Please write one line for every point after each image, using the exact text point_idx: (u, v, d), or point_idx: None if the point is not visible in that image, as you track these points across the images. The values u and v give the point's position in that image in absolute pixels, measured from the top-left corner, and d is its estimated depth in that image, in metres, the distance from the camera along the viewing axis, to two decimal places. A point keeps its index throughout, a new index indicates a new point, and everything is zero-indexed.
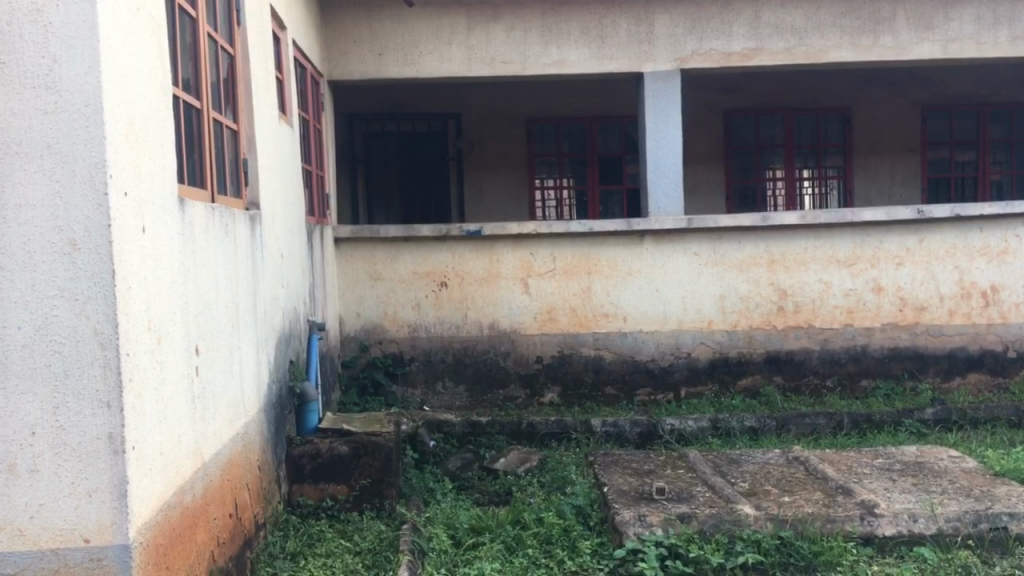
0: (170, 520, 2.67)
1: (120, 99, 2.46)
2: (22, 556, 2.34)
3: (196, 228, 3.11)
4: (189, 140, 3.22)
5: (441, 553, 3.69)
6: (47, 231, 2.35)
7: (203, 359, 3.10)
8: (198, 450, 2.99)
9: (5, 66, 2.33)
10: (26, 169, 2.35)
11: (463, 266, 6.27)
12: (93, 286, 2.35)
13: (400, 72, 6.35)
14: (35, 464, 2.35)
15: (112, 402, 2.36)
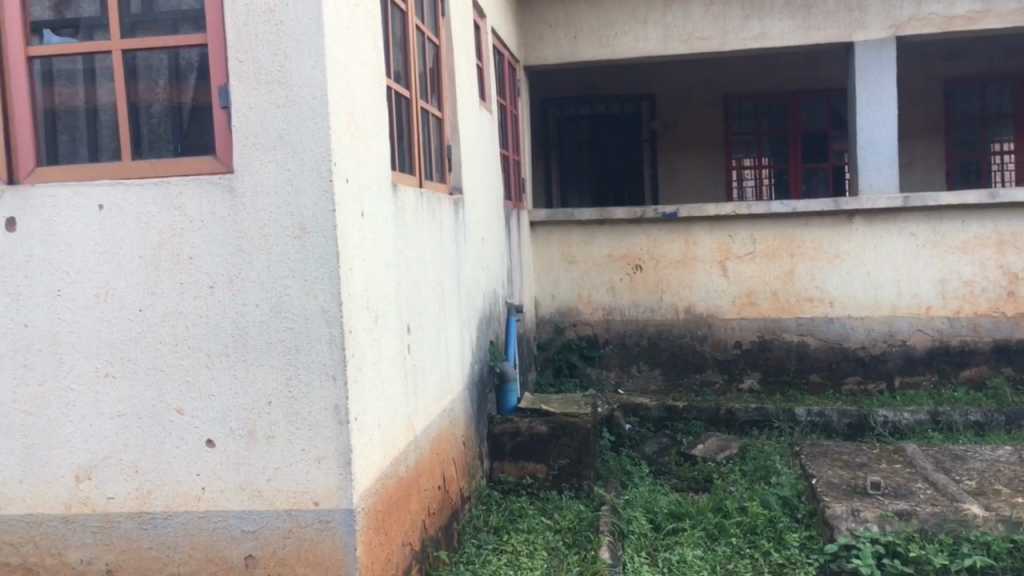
0: (387, 488, 2.82)
1: (342, 93, 2.61)
2: (261, 515, 2.55)
3: (407, 212, 3.25)
4: (400, 128, 3.36)
5: (642, 537, 3.68)
6: (279, 215, 2.53)
7: (414, 337, 3.24)
8: (411, 424, 3.14)
9: (244, 64, 2.51)
10: (262, 159, 2.52)
11: (659, 249, 6.19)
12: (321, 267, 2.52)
13: (595, 54, 6.34)
14: (271, 431, 2.55)
15: (337, 374, 2.52)
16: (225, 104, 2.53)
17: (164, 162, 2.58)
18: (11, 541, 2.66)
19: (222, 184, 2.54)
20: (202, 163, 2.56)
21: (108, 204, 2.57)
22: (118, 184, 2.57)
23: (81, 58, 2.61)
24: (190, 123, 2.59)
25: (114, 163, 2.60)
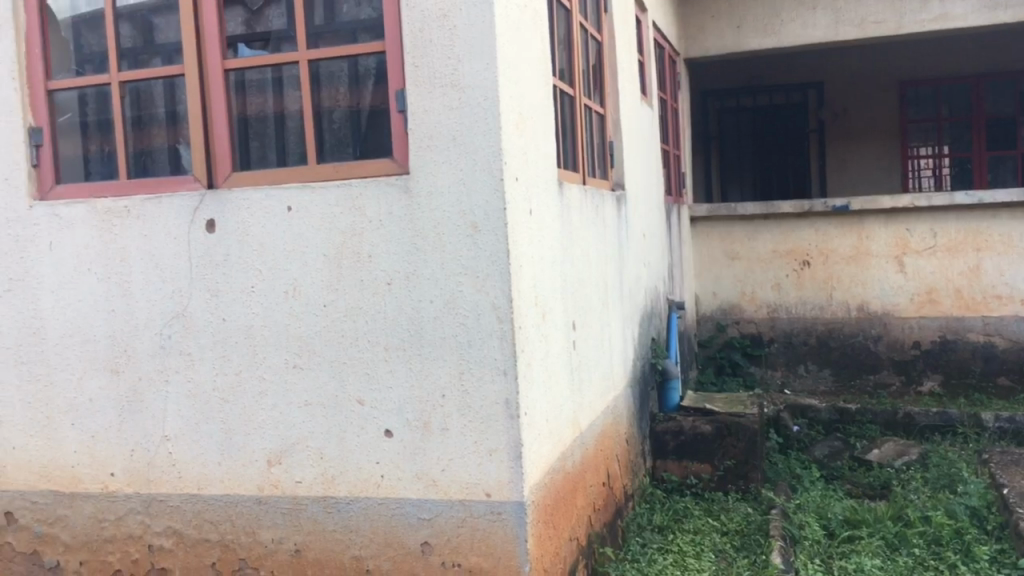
0: (555, 482, 2.85)
1: (512, 94, 2.66)
2: (435, 503, 2.64)
3: (573, 208, 3.27)
4: (565, 125, 3.37)
5: (815, 543, 3.55)
6: (452, 214, 2.60)
7: (579, 333, 3.26)
8: (577, 420, 3.16)
9: (419, 69, 2.60)
10: (436, 160, 2.61)
11: (829, 244, 5.93)
12: (492, 264, 2.58)
13: (760, 44, 6.15)
14: (445, 423, 2.63)
15: (508, 369, 2.58)
16: (402, 108, 2.64)
17: (345, 165, 2.71)
18: (210, 519, 2.84)
19: (399, 185, 2.64)
20: (380, 165, 2.68)
21: (296, 206, 2.73)
22: (305, 186, 2.73)
23: (270, 68, 2.78)
24: (369, 126, 2.71)
25: (301, 166, 2.76)
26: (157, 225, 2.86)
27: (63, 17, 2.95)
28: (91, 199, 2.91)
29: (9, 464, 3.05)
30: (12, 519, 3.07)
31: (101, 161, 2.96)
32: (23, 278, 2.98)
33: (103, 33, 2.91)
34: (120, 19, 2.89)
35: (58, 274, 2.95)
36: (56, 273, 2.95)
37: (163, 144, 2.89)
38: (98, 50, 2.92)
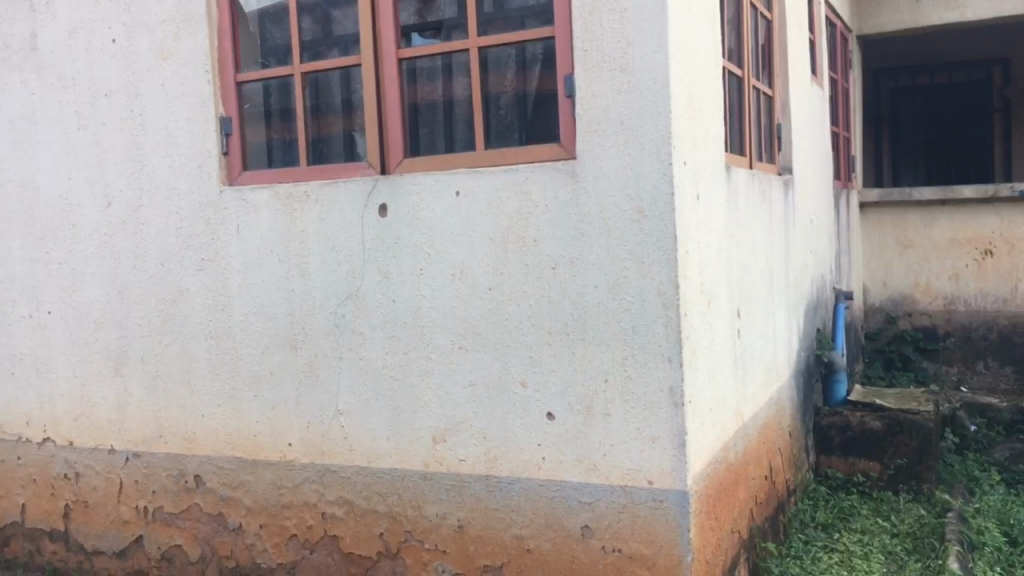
0: (718, 473, 2.79)
1: (682, 76, 2.61)
2: (597, 488, 2.65)
3: (740, 193, 3.18)
4: (733, 108, 3.27)
5: (995, 551, 3.33)
6: (619, 199, 2.59)
7: (744, 322, 3.18)
8: (741, 412, 3.08)
9: (588, 53, 2.60)
10: (603, 145, 2.60)
11: (1016, 232, 5.52)
12: (658, 250, 2.54)
13: (941, 18, 5.75)
14: (608, 409, 2.63)
15: (672, 356, 2.54)
16: (570, 93, 2.64)
17: (512, 151, 2.74)
18: (379, 491, 2.95)
19: (566, 170, 2.65)
20: (547, 150, 2.70)
21: (464, 191, 2.79)
22: (472, 172, 2.78)
23: (441, 57, 2.84)
24: (536, 112, 2.73)
25: (469, 152, 2.82)
26: (334, 210, 2.98)
27: (250, 10, 3.09)
28: (273, 184, 3.06)
29: (199, 432, 3.22)
30: (200, 481, 3.22)
31: (282, 149, 3.10)
32: (215, 259, 3.16)
33: (286, 27, 3.04)
34: (302, 12, 3.01)
35: (244, 255, 3.12)
36: (242, 254, 3.12)
37: (338, 131, 3.01)
38: (282, 43, 3.05)
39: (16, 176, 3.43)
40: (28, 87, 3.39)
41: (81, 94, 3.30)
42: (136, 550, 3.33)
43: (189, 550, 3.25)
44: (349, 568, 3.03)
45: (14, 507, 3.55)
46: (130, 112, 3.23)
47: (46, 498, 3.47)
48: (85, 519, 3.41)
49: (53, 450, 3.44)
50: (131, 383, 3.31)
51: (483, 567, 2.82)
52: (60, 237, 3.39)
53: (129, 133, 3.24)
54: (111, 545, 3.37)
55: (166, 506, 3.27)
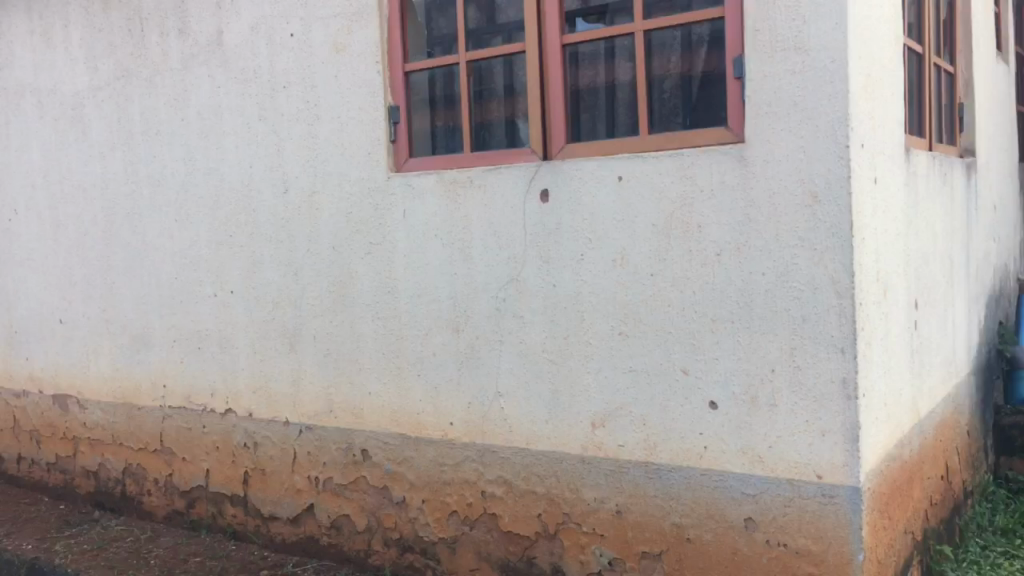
0: (891, 471, 2.67)
1: (861, 54, 2.49)
2: (761, 480, 2.59)
3: (918, 177, 3.01)
4: (912, 86, 3.09)
5: None
6: (790, 184, 2.50)
7: (921, 313, 3.01)
8: (916, 407, 2.93)
9: (760, 33, 2.52)
10: (774, 127, 2.52)
11: None
12: (832, 236, 2.45)
13: None
14: (774, 399, 2.56)
15: (846, 347, 2.45)
16: (739, 74, 2.57)
17: (677, 135, 2.69)
18: (538, 473, 2.99)
19: (734, 154, 2.58)
20: (714, 133, 2.63)
21: (626, 175, 2.76)
22: (635, 157, 2.75)
23: (605, 41, 2.83)
24: (702, 95, 2.68)
25: (631, 137, 2.79)
26: (497, 195, 3.02)
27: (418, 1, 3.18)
28: (438, 171, 3.14)
29: (367, 408, 3.36)
30: (367, 456, 3.37)
31: (446, 136, 3.18)
32: (382, 243, 3.28)
33: (453, 17, 3.10)
34: (469, 2, 3.07)
35: (410, 239, 3.21)
36: (408, 239, 3.22)
37: (500, 117, 3.05)
38: (448, 33, 3.12)
39: (203, 164, 3.66)
40: (213, 80, 3.58)
41: (262, 87, 3.47)
42: (307, 517, 3.53)
43: (356, 520, 3.41)
44: (507, 547, 3.08)
45: (198, 471, 3.80)
46: (306, 103, 3.38)
47: (228, 465, 3.71)
48: (263, 486, 3.62)
49: (234, 421, 3.68)
50: (305, 360, 3.50)
51: (641, 554, 2.81)
52: (242, 221, 3.60)
53: (305, 122, 3.40)
54: (285, 512, 3.58)
55: (335, 477, 3.45)
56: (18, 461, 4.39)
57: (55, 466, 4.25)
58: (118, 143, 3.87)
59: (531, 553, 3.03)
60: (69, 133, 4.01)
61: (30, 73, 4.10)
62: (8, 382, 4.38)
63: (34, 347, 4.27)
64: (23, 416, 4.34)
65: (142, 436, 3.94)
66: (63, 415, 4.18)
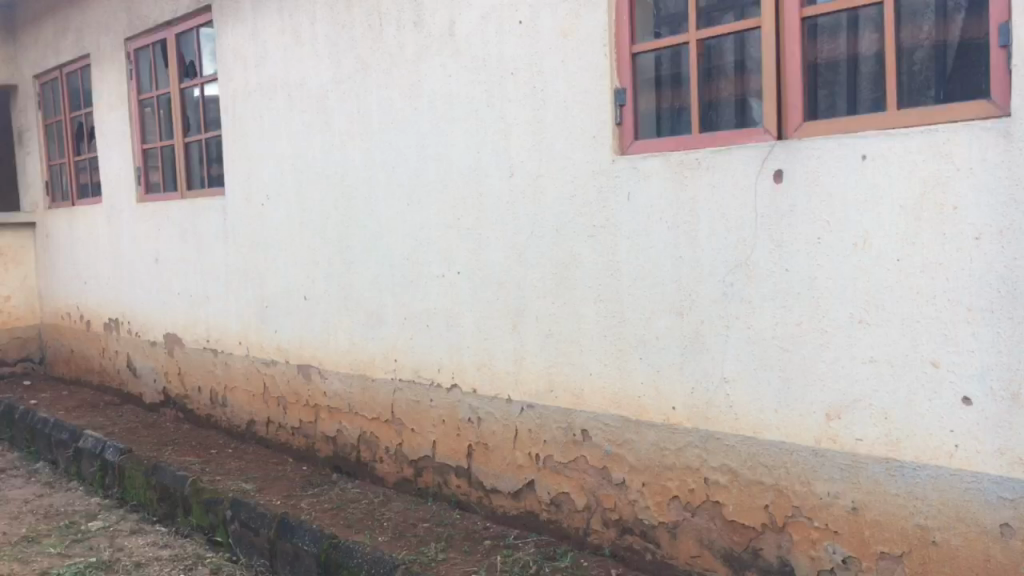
0: None
1: None
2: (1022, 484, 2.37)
3: None
4: None
5: None
6: None
7: None
8: None
9: None
10: None
11: None
12: None
13: None
14: None
15: None
16: (1006, 42, 2.35)
17: (930, 110, 2.49)
18: (766, 463, 2.90)
19: (998, 130, 2.35)
20: (975, 107, 2.41)
21: (871, 154, 2.58)
22: (883, 135, 2.56)
23: (847, 12, 2.69)
24: (959, 66, 2.48)
25: (877, 113, 2.62)
26: (726, 175, 2.91)
27: None
28: (665, 153, 3.08)
29: (587, 389, 3.38)
30: (587, 436, 3.40)
31: (673, 117, 3.13)
32: (605, 225, 3.26)
33: None
34: None
35: (634, 221, 3.17)
36: (632, 221, 3.17)
37: (732, 96, 2.97)
38: (677, 12, 3.07)
39: (433, 150, 3.81)
40: (444, 70, 3.72)
41: (490, 74, 3.56)
42: (527, 492, 3.63)
43: (576, 498, 3.46)
44: (730, 536, 3.02)
45: (425, 442, 4.01)
46: (532, 89, 3.43)
47: (453, 437, 3.89)
48: (485, 460, 3.76)
49: (460, 396, 3.84)
50: (527, 340, 3.57)
51: (879, 554, 2.67)
52: (469, 204, 3.72)
53: (531, 107, 3.45)
54: (507, 485, 3.69)
55: (555, 455, 3.51)
56: (266, 424, 4.82)
57: (298, 430, 4.63)
58: (357, 132, 4.13)
59: (757, 544, 2.95)
60: (315, 123, 4.33)
61: (281, 69, 4.46)
62: (259, 351, 4.81)
63: (282, 321, 4.66)
64: (271, 383, 4.76)
65: (375, 407, 4.21)
66: (307, 383, 4.55)
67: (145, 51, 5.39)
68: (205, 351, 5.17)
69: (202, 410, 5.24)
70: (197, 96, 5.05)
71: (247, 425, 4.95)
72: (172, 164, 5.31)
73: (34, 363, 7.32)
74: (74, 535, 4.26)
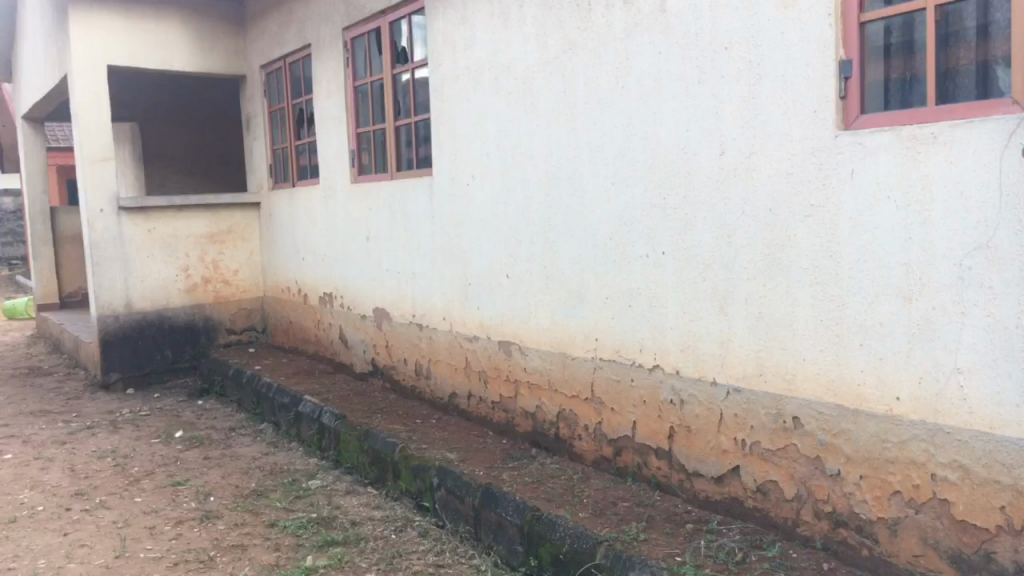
0: None
1: None
2: None
3: None
4: None
5: None
6: None
7: None
8: None
9: None
10: None
11: None
12: None
13: None
14: None
15: None
16: None
17: None
18: (1003, 462, 2.65)
19: None
20: None
21: None
22: None
23: None
24: None
25: None
26: (965, 150, 2.66)
27: None
28: (894, 127, 2.86)
29: (801, 374, 3.25)
30: (799, 424, 3.27)
31: (904, 88, 2.91)
32: (825, 205, 3.09)
33: None
34: None
35: (857, 201, 2.98)
36: (855, 200, 2.99)
37: (973, 63, 2.72)
38: None
39: (641, 129, 3.78)
40: (654, 47, 3.67)
41: (703, 50, 3.47)
42: (732, 478, 3.55)
43: (785, 487, 3.35)
44: (959, 537, 2.80)
45: (625, 422, 4.01)
46: (748, 63, 3.30)
47: (654, 418, 3.87)
48: (688, 443, 3.72)
49: (662, 377, 3.81)
50: (736, 323, 3.46)
51: None
52: (676, 183, 3.65)
53: (746, 82, 3.32)
54: (710, 470, 3.64)
55: (763, 442, 3.41)
56: (467, 397, 5.00)
57: (499, 405, 4.77)
58: (563, 112, 4.16)
59: (989, 547, 2.72)
60: (521, 104, 4.40)
61: (489, 52, 4.57)
62: (462, 327, 4.99)
63: (484, 298, 4.80)
64: (473, 358, 4.93)
65: (575, 385, 4.27)
66: (507, 359, 4.68)
67: (361, 39, 5.69)
68: (411, 325, 5.43)
69: (408, 381, 5.50)
70: (407, 81, 5.29)
71: (449, 397, 5.16)
72: (383, 147, 5.59)
73: (258, 332, 7.95)
74: (298, 491, 4.61)
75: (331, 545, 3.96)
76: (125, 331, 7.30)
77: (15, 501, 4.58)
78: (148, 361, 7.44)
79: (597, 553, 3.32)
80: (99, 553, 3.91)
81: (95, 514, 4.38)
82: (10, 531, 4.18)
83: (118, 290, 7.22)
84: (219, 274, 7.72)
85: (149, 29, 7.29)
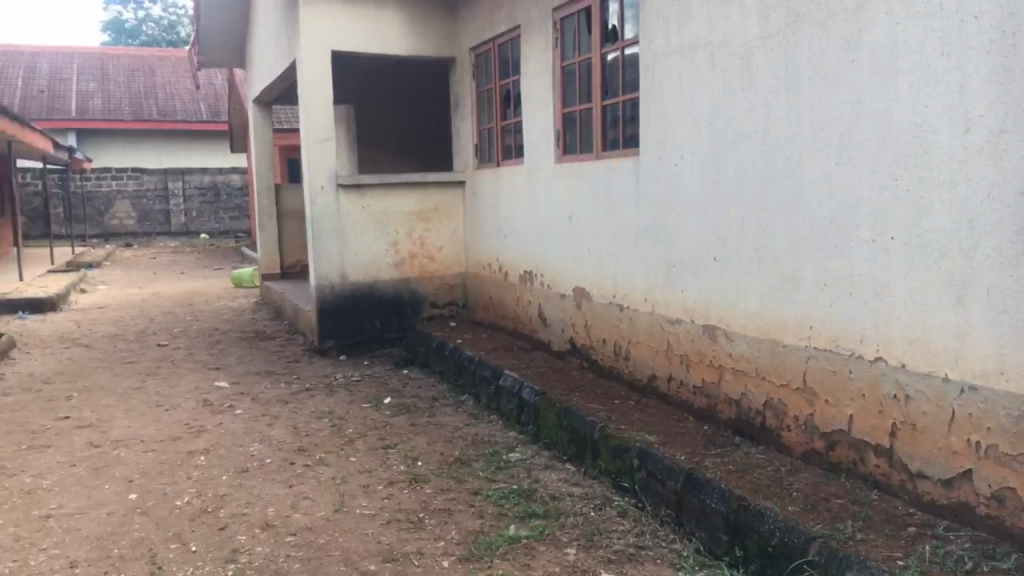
0: None
1: None
2: None
3: None
4: None
5: None
6: None
7: None
8: None
9: None
10: None
11: None
12: None
13: None
14: None
15: None
16: None
17: None
18: None
19: None
20: None
21: None
22: None
23: None
24: None
25: None
26: None
27: None
28: None
29: None
30: None
31: None
32: None
33: None
34: None
35: None
36: None
37: None
38: None
39: (872, 106, 3.55)
40: (891, 17, 3.43)
41: (948, 19, 3.19)
42: (963, 482, 3.29)
43: None
44: None
45: (841, 415, 3.83)
46: (1001, 33, 2.99)
47: (874, 413, 3.66)
48: (913, 441, 3.48)
49: (885, 370, 3.59)
50: (974, 315, 3.18)
51: None
52: (912, 163, 3.39)
53: (998, 54, 3.01)
54: (938, 472, 3.39)
55: (1000, 445, 3.12)
56: (668, 380, 4.95)
57: (701, 389, 4.69)
58: (784, 89, 3.99)
59: None
60: (737, 81, 4.27)
61: (705, 28, 4.45)
62: (665, 309, 4.93)
63: (689, 281, 4.72)
64: (676, 341, 4.87)
65: (786, 373, 4.11)
66: (712, 343, 4.58)
67: (570, 18, 5.71)
68: (612, 305, 5.43)
69: (607, 362, 5.51)
70: (616, 60, 5.26)
71: (649, 379, 5.12)
72: (589, 126, 5.59)
73: (459, 308, 8.24)
74: (499, 463, 4.74)
75: (532, 518, 4.04)
76: (339, 301, 7.78)
77: (246, 452, 5.00)
78: (358, 330, 7.91)
79: (810, 549, 3.19)
80: (319, 506, 4.20)
81: (316, 469, 4.71)
82: (244, 479, 4.58)
83: (334, 263, 7.70)
84: (424, 250, 8.04)
85: (369, 15, 7.68)
